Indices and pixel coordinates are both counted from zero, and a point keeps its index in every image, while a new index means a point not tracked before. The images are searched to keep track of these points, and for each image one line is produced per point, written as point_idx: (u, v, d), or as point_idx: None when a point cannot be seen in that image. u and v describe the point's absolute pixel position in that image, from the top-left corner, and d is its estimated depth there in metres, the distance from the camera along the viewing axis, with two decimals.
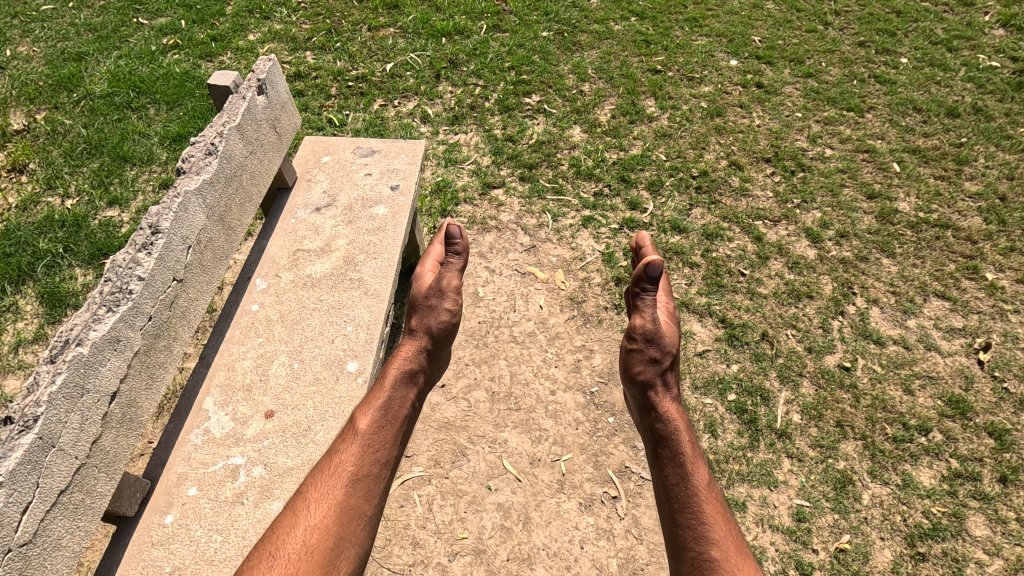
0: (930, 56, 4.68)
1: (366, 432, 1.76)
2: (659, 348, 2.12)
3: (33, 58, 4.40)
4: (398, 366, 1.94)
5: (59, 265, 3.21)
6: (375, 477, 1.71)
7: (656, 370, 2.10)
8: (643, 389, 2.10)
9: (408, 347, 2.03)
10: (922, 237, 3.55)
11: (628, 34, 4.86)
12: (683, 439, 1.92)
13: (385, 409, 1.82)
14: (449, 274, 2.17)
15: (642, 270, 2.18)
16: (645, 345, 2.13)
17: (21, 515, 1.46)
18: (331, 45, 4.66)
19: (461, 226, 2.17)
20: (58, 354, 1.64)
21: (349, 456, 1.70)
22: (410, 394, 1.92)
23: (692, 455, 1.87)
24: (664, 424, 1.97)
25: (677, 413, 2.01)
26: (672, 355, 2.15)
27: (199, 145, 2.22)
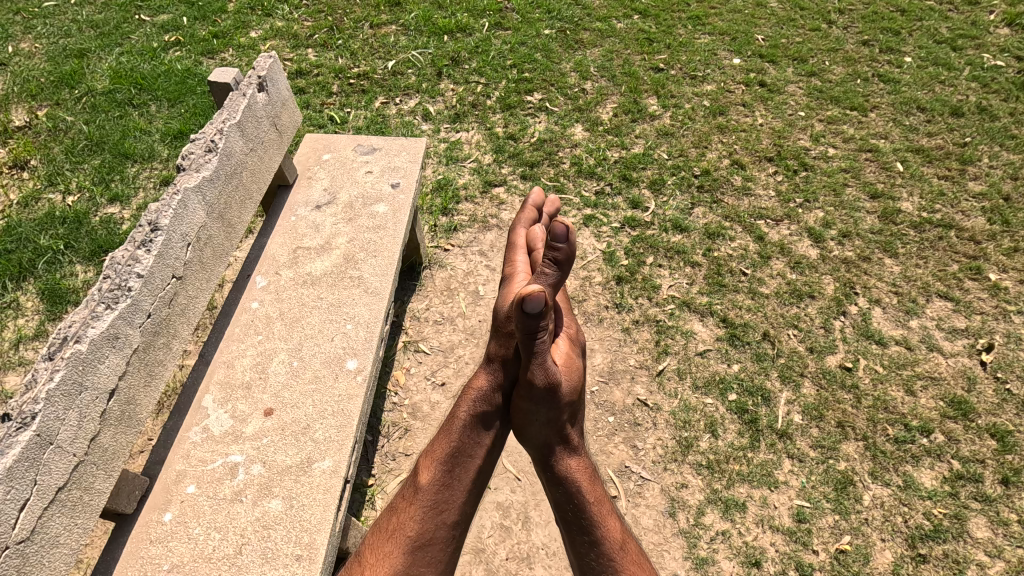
0: (934, 55, 4.65)
1: (427, 491, 1.71)
2: (550, 407, 1.69)
3: (35, 55, 4.40)
4: (467, 409, 1.75)
5: (60, 262, 3.22)
6: (439, 539, 1.71)
7: (549, 425, 1.72)
8: (543, 445, 1.76)
9: (483, 379, 1.77)
10: (925, 238, 3.53)
11: (630, 32, 4.84)
12: (597, 503, 1.74)
13: (449, 465, 1.72)
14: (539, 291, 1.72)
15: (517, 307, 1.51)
16: (534, 402, 1.67)
17: (18, 512, 1.46)
18: (333, 42, 4.65)
19: (566, 227, 1.60)
20: (56, 352, 1.64)
21: (410, 521, 1.70)
22: (483, 441, 1.75)
23: (606, 519, 1.73)
24: (574, 490, 1.73)
25: (584, 472, 1.76)
26: (571, 404, 1.74)
27: (199, 142, 2.21)
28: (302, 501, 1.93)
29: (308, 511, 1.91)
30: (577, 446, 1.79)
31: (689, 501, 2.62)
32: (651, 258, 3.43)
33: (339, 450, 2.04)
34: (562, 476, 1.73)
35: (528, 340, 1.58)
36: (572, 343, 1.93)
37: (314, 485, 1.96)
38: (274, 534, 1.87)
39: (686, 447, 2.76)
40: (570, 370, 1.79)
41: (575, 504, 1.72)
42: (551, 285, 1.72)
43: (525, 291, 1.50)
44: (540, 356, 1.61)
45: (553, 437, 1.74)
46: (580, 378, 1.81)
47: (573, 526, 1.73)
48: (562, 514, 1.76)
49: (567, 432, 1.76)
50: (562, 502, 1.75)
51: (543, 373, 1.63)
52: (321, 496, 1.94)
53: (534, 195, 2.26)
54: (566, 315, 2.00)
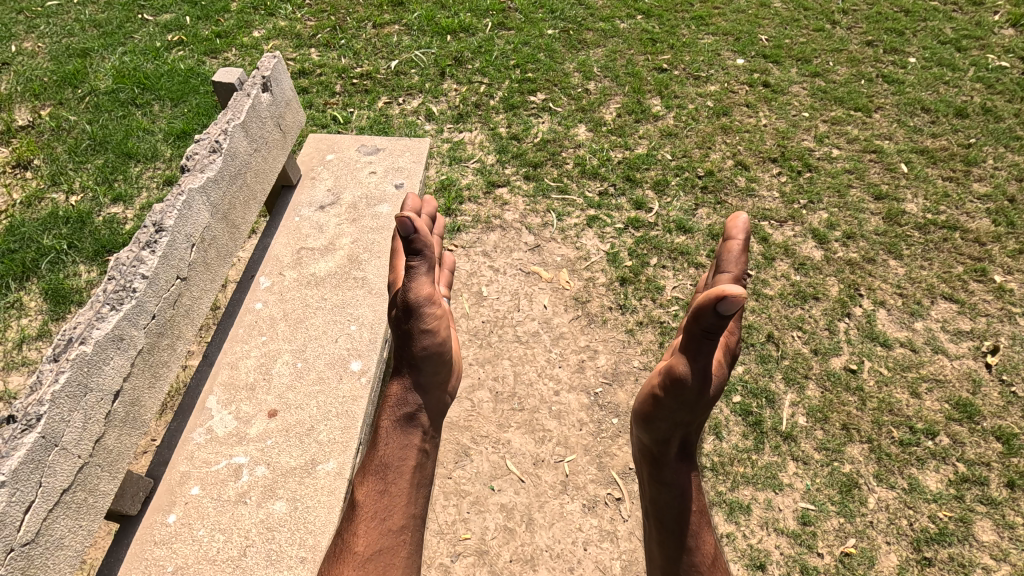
0: (939, 56, 4.64)
1: (366, 502, 1.76)
2: (690, 411, 1.83)
3: (39, 54, 4.40)
4: (390, 417, 1.85)
5: (63, 262, 3.21)
6: (389, 547, 1.73)
7: (682, 431, 1.88)
8: (663, 448, 1.91)
9: (395, 387, 1.88)
10: (930, 239, 3.52)
11: (633, 32, 4.83)
12: (699, 514, 1.94)
13: (381, 472, 1.79)
14: (415, 283, 1.85)
15: (711, 304, 1.59)
16: (677, 405, 1.80)
17: (23, 514, 1.46)
18: (336, 42, 4.65)
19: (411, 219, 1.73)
20: (61, 353, 1.63)
21: (356, 536, 1.71)
22: (411, 442, 1.83)
23: (703, 530, 1.94)
24: (681, 497, 1.91)
25: (697, 485, 1.96)
26: (706, 413, 1.89)
27: (203, 143, 2.21)
28: (306, 503, 1.92)
29: (312, 513, 1.90)
30: (692, 458, 1.96)
31: None
32: (655, 259, 3.42)
33: (343, 451, 2.04)
34: (672, 481, 1.90)
35: (706, 335, 1.68)
36: (728, 349, 2.01)
37: (318, 487, 1.96)
38: (278, 536, 1.86)
39: None
40: (722, 372, 1.90)
41: (677, 508, 1.92)
42: (424, 272, 1.86)
43: (727, 291, 1.58)
44: (700, 358, 1.73)
45: (675, 444, 1.90)
46: (723, 383, 1.93)
47: (670, 528, 1.93)
48: (660, 516, 1.95)
49: (687, 441, 1.93)
50: (664, 504, 1.93)
51: (700, 376, 1.75)
52: (325, 498, 1.94)
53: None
54: (732, 320, 2.07)
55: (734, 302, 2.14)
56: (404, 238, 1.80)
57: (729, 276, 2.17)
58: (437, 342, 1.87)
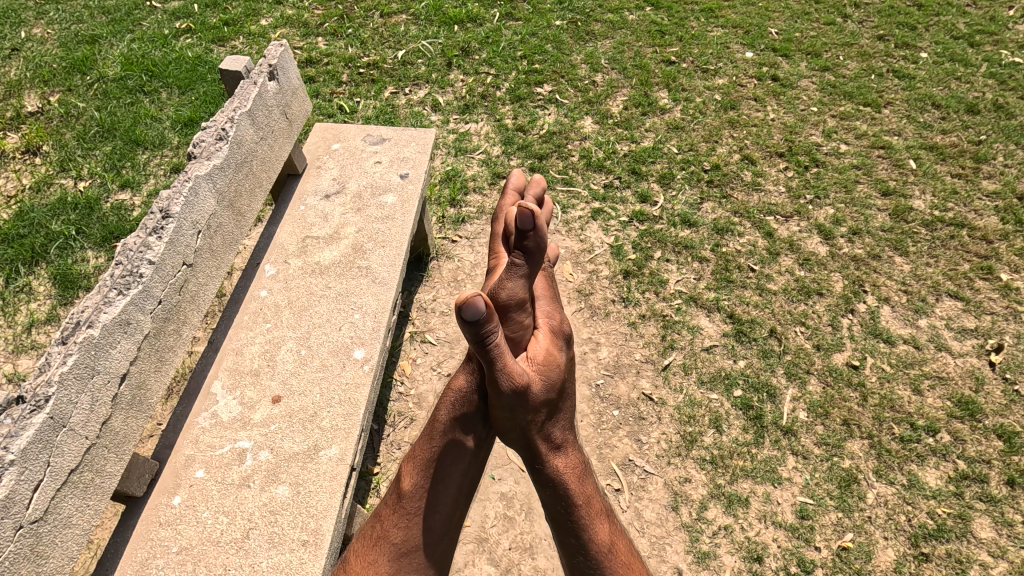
0: (951, 51, 4.58)
1: (412, 496, 1.71)
2: (525, 411, 1.66)
3: (48, 40, 4.42)
4: (447, 414, 1.70)
5: (72, 247, 3.25)
6: (424, 544, 1.70)
7: (527, 428, 1.71)
8: (527, 448, 1.75)
9: (460, 379, 1.71)
10: (936, 236, 3.50)
11: (642, 24, 4.80)
12: (586, 504, 1.74)
13: (430, 470, 1.70)
14: (512, 283, 1.71)
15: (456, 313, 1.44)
16: (509, 409, 1.64)
17: (32, 493, 1.49)
18: (343, 31, 4.64)
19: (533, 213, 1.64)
20: (69, 336, 1.66)
21: (395, 529, 1.70)
22: (465, 445, 1.72)
23: (593, 520, 1.73)
24: (562, 493, 1.72)
25: (571, 472, 1.75)
26: (545, 404, 1.71)
27: (210, 130, 2.22)
28: (309, 487, 1.95)
29: (315, 498, 1.93)
30: (560, 446, 1.77)
31: (693, 496, 2.63)
32: (659, 252, 3.42)
33: (345, 438, 2.06)
34: (550, 478, 1.72)
35: (480, 347, 1.51)
36: (556, 336, 1.85)
37: (321, 472, 1.98)
38: (281, 519, 1.89)
39: (690, 442, 2.76)
40: (548, 366, 1.74)
41: (564, 504, 1.72)
42: (523, 275, 1.72)
43: (462, 296, 1.43)
44: (501, 363, 1.55)
45: (532, 442, 1.73)
46: (560, 373, 1.77)
47: (564, 527, 1.73)
48: (553, 515, 1.76)
49: (549, 432, 1.75)
50: (553, 504, 1.74)
51: (507, 379, 1.57)
52: (327, 483, 1.96)
53: (515, 178, 2.29)
54: (547, 303, 1.89)
55: (549, 287, 1.93)
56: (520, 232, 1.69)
57: (547, 268, 1.95)
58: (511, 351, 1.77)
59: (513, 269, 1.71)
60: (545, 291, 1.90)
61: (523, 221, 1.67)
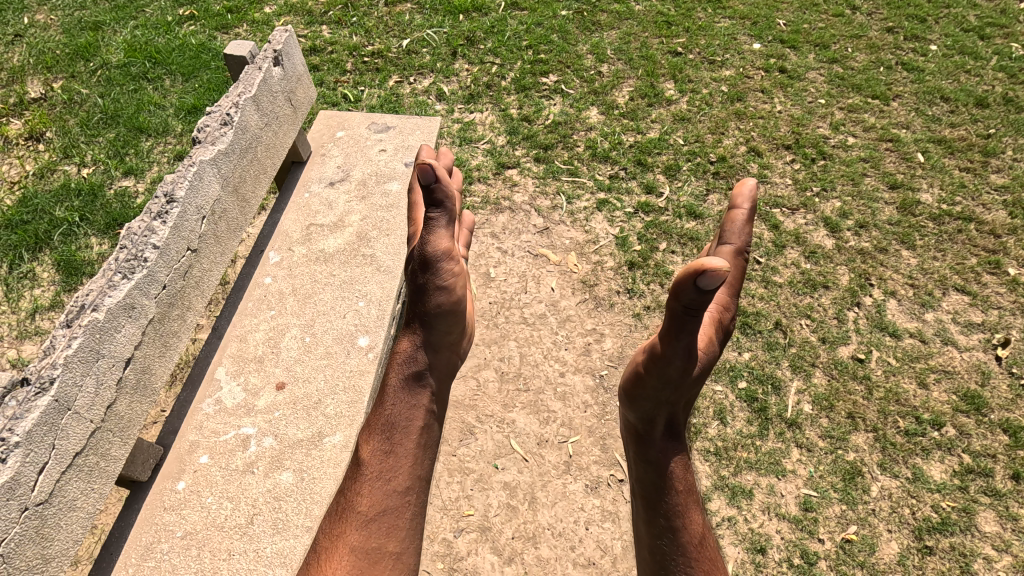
0: (961, 44, 4.53)
1: (369, 462, 1.65)
2: (676, 387, 1.75)
3: (51, 27, 4.39)
4: (396, 375, 1.75)
5: (75, 234, 3.24)
6: (393, 507, 1.61)
7: (666, 403, 1.79)
8: (648, 421, 1.79)
9: (404, 343, 1.80)
10: (944, 230, 3.47)
11: (649, 14, 4.75)
12: (687, 492, 1.72)
13: (386, 430, 1.67)
14: (435, 235, 1.84)
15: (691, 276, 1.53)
16: (663, 379, 1.73)
17: (37, 475, 1.49)
18: (347, 19, 4.61)
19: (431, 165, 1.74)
20: (74, 319, 1.66)
21: (359, 496, 1.61)
22: (418, 402, 1.72)
23: (689, 510, 1.71)
24: (666, 474, 1.72)
25: (684, 459, 1.76)
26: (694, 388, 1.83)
27: (215, 115, 2.21)
28: (313, 474, 1.95)
29: (319, 484, 1.93)
30: (677, 433, 1.80)
31: (696, 487, 2.62)
32: (664, 243, 3.40)
33: (350, 425, 2.06)
34: (663, 455, 1.74)
35: (687, 311, 1.62)
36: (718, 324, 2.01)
37: (325, 459, 1.98)
38: (285, 505, 1.89)
39: (694, 434, 2.76)
40: (710, 350, 1.88)
41: (665, 486, 1.72)
42: (444, 225, 1.84)
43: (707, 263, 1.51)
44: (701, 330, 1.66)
45: (660, 417, 1.78)
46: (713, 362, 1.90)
47: (657, 506, 1.72)
48: (646, 492, 1.76)
49: (676, 416, 1.81)
50: (651, 483, 1.74)
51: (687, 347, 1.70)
52: (332, 469, 1.96)
53: (746, 185, 2.20)
54: (724, 295, 2.06)
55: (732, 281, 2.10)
56: (425, 187, 1.81)
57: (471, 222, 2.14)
58: (451, 299, 1.82)
59: (432, 224, 1.84)
60: (731, 285, 2.09)
61: (425, 176, 1.79)
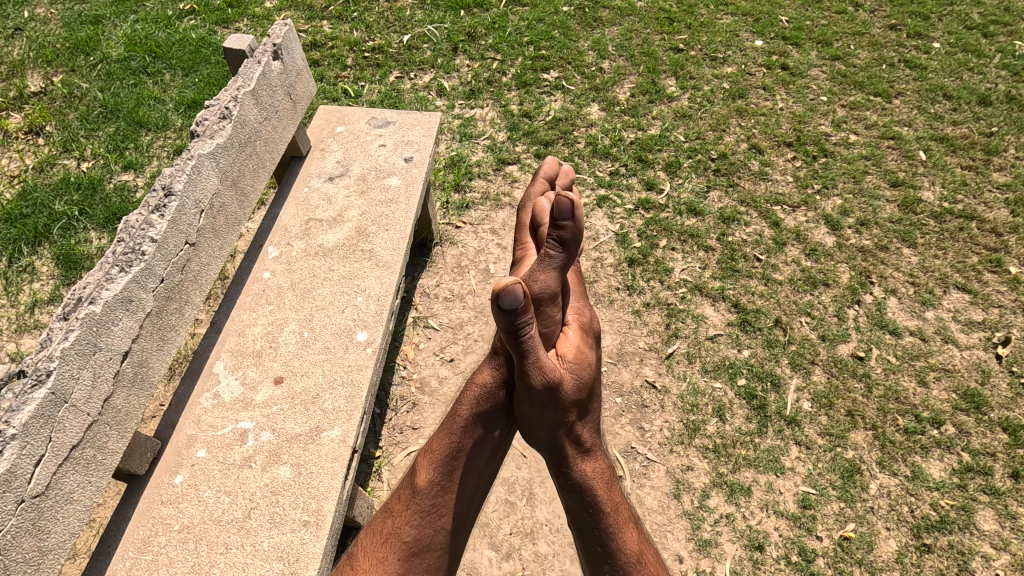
0: (964, 41, 4.51)
1: (425, 492, 1.64)
2: (555, 408, 1.62)
3: (51, 20, 4.38)
4: (470, 407, 1.66)
5: (75, 228, 3.24)
6: (437, 545, 1.64)
7: (556, 427, 1.66)
8: (553, 449, 1.69)
9: (485, 374, 1.68)
10: (945, 228, 3.46)
11: (650, 10, 4.73)
12: (614, 511, 1.67)
13: (451, 466, 1.64)
14: (545, 274, 1.65)
15: (493, 301, 1.40)
16: (537, 405, 1.60)
17: (34, 467, 1.49)
18: (348, 15, 4.59)
19: (571, 204, 1.56)
20: (71, 312, 1.65)
21: (407, 526, 1.62)
22: (487, 439, 1.68)
23: (622, 528, 1.66)
24: (588, 499, 1.66)
25: (599, 476, 1.70)
26: (577, 404, 1.67)
27: (213, 109, 2.20)
28: (311, 468, 1.95)
29: (316, 479, 1.93)
30: (589, 449, 1.72)
31: (695, 484, 2.62)
32: (664, 240, 3.39)
33: (347, 420, 2.06)
34: (575, 483, 1.67)
35: (513, 338, 1.48)
36: (585, 333, 1.82)
37: (323, 453, 1.98)
38: (282, 499, 1.89)
39: (692, 431, 2.75)
40: (578, 365, 1.70)
41: (590, 511, 1.66)
42: (557, 266, 1.66)
43: (500, 284, 1.39)
44: (533, 355, 1.51)
45: (562, 442, 1.67)
46: (590, 374, 1.72)
47: (590, 535, 1.67)
48: (578, 521, 1.70)
49: (578, 434, 1.70)
50: (579, 511, 1.69)
51: (539, 373, 1.53)
52: (329, 464, 1.96)
53: (547, 165, 2.24)
54: (576, 300, 1.86)
55: (579, 284, 1.93)
56: (554, 222, 1.61)
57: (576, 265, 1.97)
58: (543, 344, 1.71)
59: (545, 259, 1.65)
60: (575, 288, 1.90)
61: (558, 211, 1.59)
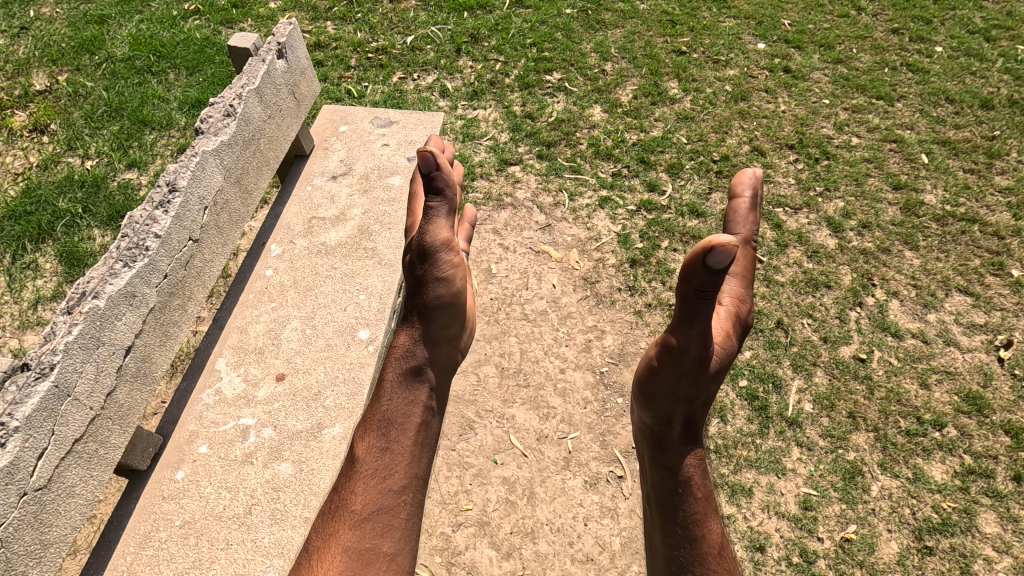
0: (967, 45, 4.52)
1: (365, 459, 1.61)
2: (692, 382, 1.70)
3: (57, 20, 4.40)
4: (394, 369, 1.73)
5: (78, 225, 3.25)
6: (388, 507, 1.58)
7: (682, 399, 1.73)
8: (662, 420, 1.74)
9: (403, 337, 1.77)
10: (948, 231, 3.46)
11: (653, 13, 4.74)
12: (706, 500, 1.68)
13: (382, 425, 1.65)
14: (437, 226, 1.81)
15: (698, 255, 1.51)
16: (680, 371, 1.68)
17: (36, 460, 1.49)
18: (352, 16, 4.61)
19: (433, 153, 1.73)
20: (75, 306, 1.66)
21: (353, 495, 1.58)
22: (416, 397, 1.69)
23: (709, 520, 1.66)
24: (682, 478, 1.68)
25: (700, 464, 1.71)
26: (710, 386, 1.76)
27: (218, 106, 2.21)
28: (312, 465, 1.95)
29: (318, 476, 1.93)
30: (697, 437, 1.76)
31: None
32: (666, 242, 3.39)
33: (349, 417, 2.06)
34: (679, 458, 1.70)
35: (697, 296, 1.58)
36: (736, 321, 1.97)
37: (324, 450, 1.98)
38: (283, 496, 1.89)
39: None
40: (724, 348, 1.84)
41: (682, 491, 1.67)
42: (445, 215, 1.82)
43: (715, 239, 1.48)
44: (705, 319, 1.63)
45: (677, 415, 1.73)
46: (729, 361, 1.84)
47: (674, 515, 1.67)
48: (662, 497, 1.71)
49: (694, 417, 1.76)
50: (667, 486, 1.70)
51: (693, 338, 1.64)
52: (330, 461, 1.96)
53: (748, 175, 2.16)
54: (739, 291, 2.02)
55: (745, 273, 2.06)
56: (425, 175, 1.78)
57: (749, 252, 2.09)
58: (451, 291, 1.79)
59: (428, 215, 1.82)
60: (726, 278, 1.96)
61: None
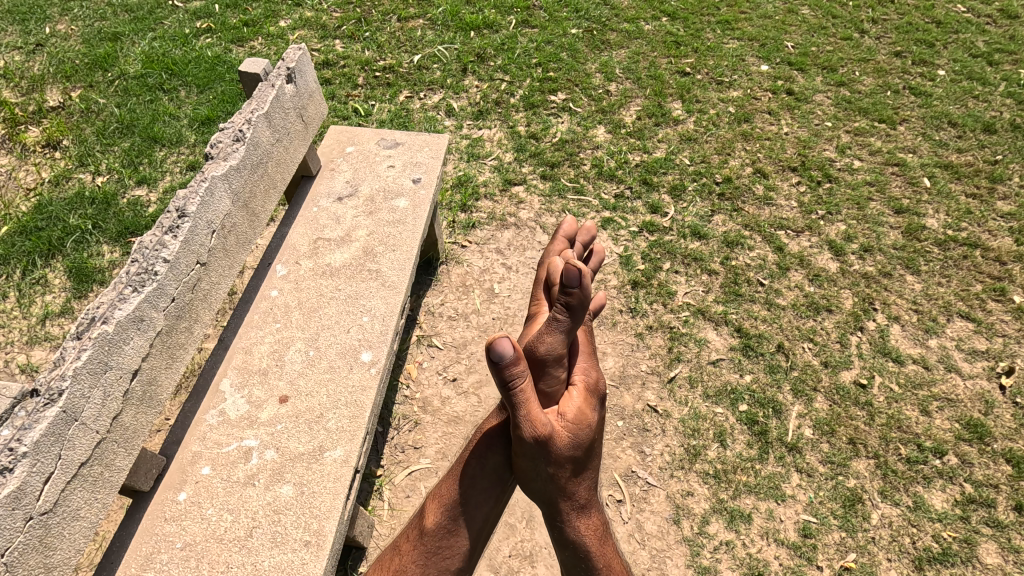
0: (969, 69, 4.55)
1: (432, 535, 1.61)
2: (547, 466, 1.55)
3: (71, 36, 4.49)
4: (477, 454, 1.64)
5: (88, 241, 3.30)
6: None
7: (549, 482, 1.58)
8: (547, 502, 1.61)
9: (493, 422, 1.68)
10: (949, 255, 3.47)
11: (658, 34, 4.81)
12: (605, 567, 1.63)
13: (456, 511, 1.60)
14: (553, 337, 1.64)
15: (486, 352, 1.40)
16: (531, 459, 1.54)
17: (43, 485, 1.52)
18: (360, 34, 4.68)
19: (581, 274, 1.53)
20: (84, 331, 1.69)
21: (412, 565, 1.60)
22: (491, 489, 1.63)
23: None
24: (582, 554, 1.62)
25: (594, 533, 1.63)
26: (570, 462, 1.57)
27: (227, 132, 2.25)
28: (312, 488, 1.97)
29: (318, 498, 1.95)
30: (585, 505, 1.62)
31: (695, 510, 2.62)
32: (667, 263, 3.42)
33: (349, 440, 2.08)
34: (568, 537, 1.61)
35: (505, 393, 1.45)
36: (590, 393, 1.72)
37: (326, 473, 2.00)
38: (284, 518, 1.91)
39: (693, 456, 2.75)
40: (577, 425, 1.59)
41: (583, 566, 1.63)
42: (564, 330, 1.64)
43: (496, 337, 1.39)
44: (524, 411, 1.47)
45: (556, 497, 1.59)
46: (591, 433, 1.62)
47: None
48: (569, 569, 1.67)
49: (574, 491, 1.60)
50: (570, 562, 1.65)
51: (529, 429, 1.48)
52: (331, 484, 1.98)
53: (566, 225, 2.18)
54: (583, 359, 1.77)
55: (588, 344, 1.83)
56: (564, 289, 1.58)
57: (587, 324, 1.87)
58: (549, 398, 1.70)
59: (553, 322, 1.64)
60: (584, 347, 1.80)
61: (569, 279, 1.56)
